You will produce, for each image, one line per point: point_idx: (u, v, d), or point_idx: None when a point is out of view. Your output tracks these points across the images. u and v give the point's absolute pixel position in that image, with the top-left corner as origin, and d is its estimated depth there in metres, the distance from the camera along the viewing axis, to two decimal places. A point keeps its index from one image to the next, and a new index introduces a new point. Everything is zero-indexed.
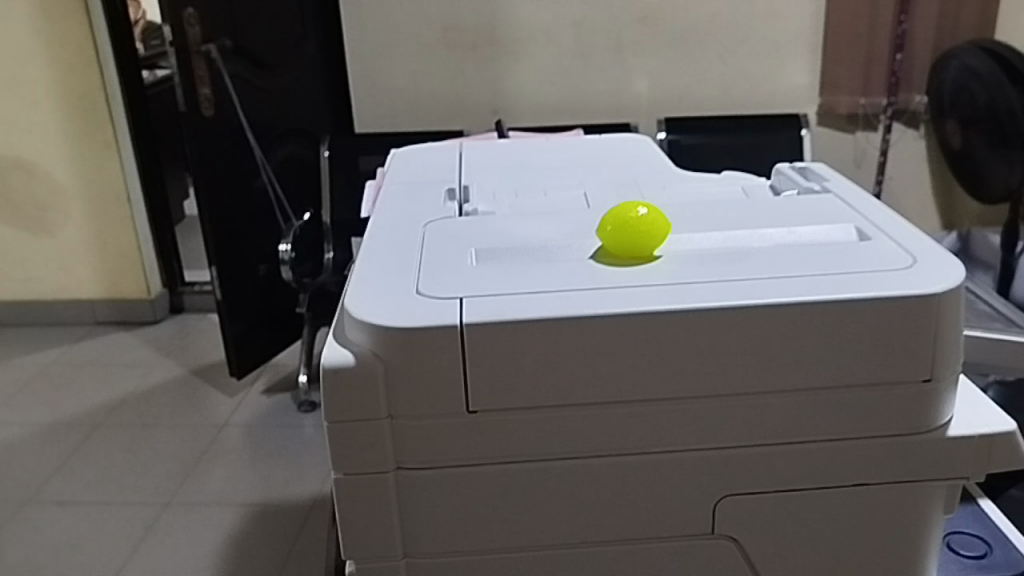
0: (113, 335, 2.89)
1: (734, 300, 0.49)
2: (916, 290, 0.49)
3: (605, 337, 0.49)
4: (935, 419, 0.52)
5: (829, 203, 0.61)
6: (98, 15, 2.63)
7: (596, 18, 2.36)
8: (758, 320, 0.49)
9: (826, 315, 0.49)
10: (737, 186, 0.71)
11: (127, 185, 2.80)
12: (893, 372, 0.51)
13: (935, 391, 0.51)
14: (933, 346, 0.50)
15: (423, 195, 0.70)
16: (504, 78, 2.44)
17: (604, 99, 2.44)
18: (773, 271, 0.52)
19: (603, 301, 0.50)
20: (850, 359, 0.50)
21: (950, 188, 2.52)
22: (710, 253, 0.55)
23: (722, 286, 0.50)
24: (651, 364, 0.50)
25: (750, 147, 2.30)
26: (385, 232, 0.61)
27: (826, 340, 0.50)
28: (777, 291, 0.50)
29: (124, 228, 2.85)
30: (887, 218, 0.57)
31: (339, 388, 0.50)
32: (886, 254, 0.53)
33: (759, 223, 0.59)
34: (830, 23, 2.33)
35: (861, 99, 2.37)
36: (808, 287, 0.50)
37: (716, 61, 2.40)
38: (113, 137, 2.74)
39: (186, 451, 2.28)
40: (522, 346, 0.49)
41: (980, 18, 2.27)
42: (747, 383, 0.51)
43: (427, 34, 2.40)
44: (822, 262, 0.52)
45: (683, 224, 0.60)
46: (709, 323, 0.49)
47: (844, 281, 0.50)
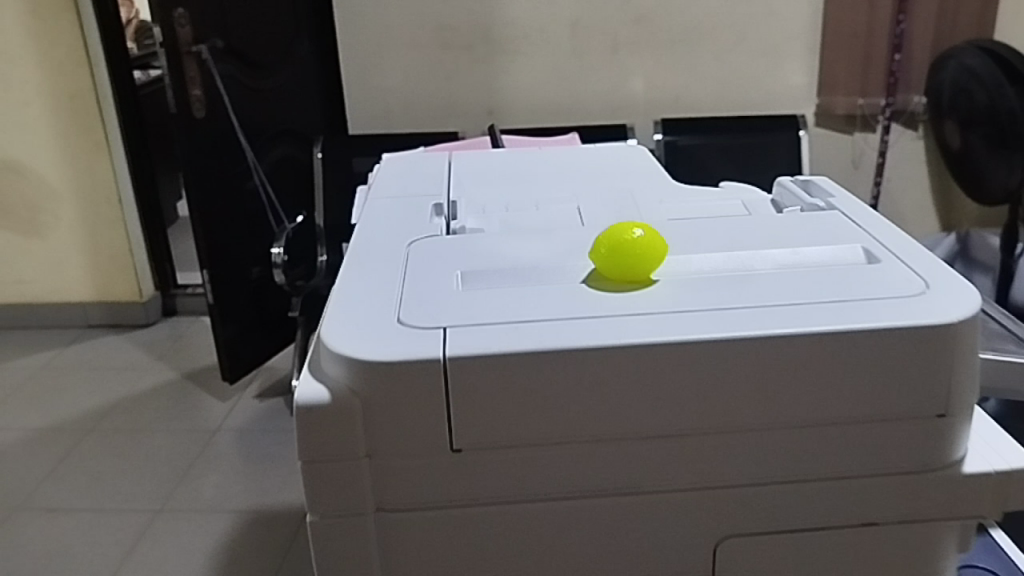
0: (105, 338, 2.86)
1: (744, 330, 0.49)
2: (929, 320, 0.49)
3: (604, 367, 0.50)
4: (951, 455, 0.53)
5: (834, 221, 0.61)
6: (88, 15, 2.59)
7: (591, 18, 2.33)
8: (758, 351, 0.49)
9: (831, 343, 0.49)
10: (738, 200, 0.69)
11: (118, 188, 2.77)
12: (904, 406, 0.51)
13: (950, 424, 0.52)
14: (950, 384, 0.50)
15: (407, 207, 0.69)
16: (498, 79, 2.41)
17: (600, 100, 2.41)
18: (775, 296, 0.52)
19: (615, 332, 0.50)
20: (866, 389, 0.51)
21: (949, 190, 2.50)
22: (710, 276, 0.55)
23: (724, 313, 0.51)
24: (644, 396, 0.50)
25: (747, 148, 2.27)
26: (373, 251, 0.61)
27: (835, 369, 0.50)
28: (787, 320, 0.50)
29: (116, 230, 2.82)
30: (897, 239, 0.58)
31: (312, 422, 0.50)
32: (899, 278, 0.53)
33: (760, 243, 0.59)
34: (827, 23, 2.30)
35: (860, 99, 2.34)
36: (826, 315, 0.50)
37: (712, 61, 2.37)
38: (104, 139, 2.71)
39: (177, 456, 2.25)
40: (523, 378, 0.50)
41: (979, 18, 2.25)
42: (740, 419, 0.51)
43: (421, 34, 2.37)
44: (828, 288, 0.52)
45: (681, 243, 0.60)
46: (707, 353, 0.49)
47: (854, 309, 0.50)
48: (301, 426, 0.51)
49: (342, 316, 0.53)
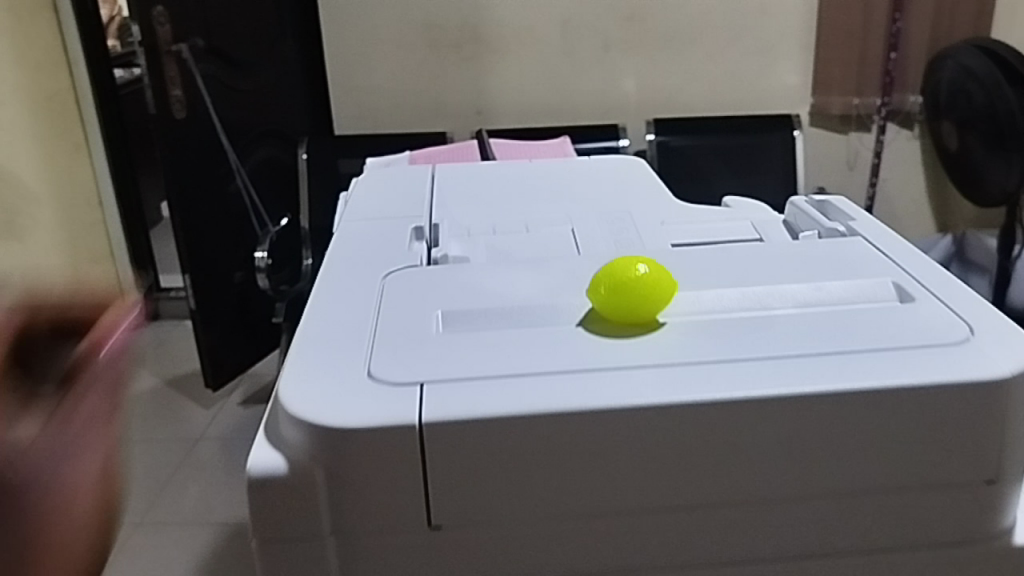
0: None
1: (776, 387, 0.47)
2: (971, 374, 0.47)
3: (611, 427, 0.47)
4: (1001, 526, 0.51)
5: (861, 248, 0.63)
6: (67, 13, 2.53)
7: (581, 16, 2.27)
8: (791, 408, 0.47)
9: (863, 402, 0.47)
10: (746, 220, 0.72)
11: (98, 190, 2.70)
12: (957, 473, 0.49)
13: (999, 490, 0.50)
14: (1003, 451, 0.49)
15: (385, 232, 0.67)
16: (486, 78, 2.34)
17: (590, 99, 2.35)
18: (797, 344, 0.51)
19: (638, 390, 0.47)
20: (912, 451, 0.49)
21: (945, 190, 2.44)
22: (725, 318, 0.54)
23: (749, 365, 0.49)
24: (656, 460, 0.48)
25: (741, 149, 2.21)
26: (341, 289, 0.59)
27: (873, 430, 0.48)
28: (817, 371, 0.48)
29: (98, 233, 2.75)
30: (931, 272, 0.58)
31: (267, 493, 0.47)
32: (938, 321, 0.52)
33: (780, 280, 0.58)
34: (821, 21, 2.25)
35: (855, 98, 2.29)
36: (871, 364, 0.49)
37: (705, 60, 2.31)
38: (86, 140, 2.64)
39: (158, 467, 2.18)
40: (531, 444, 0.47)
41: (975, 16, 2.20)
42: (778, 487, 0.49)
43: (406, 32, 2.31)
44: (861, 334, 0.51)
45: (697, 278, 0.60)
46: (734, 412, 0.47)
47: (895, 359, 0.49)
48: (253, 497, 0.48)
49: (297, 370, 0.50)
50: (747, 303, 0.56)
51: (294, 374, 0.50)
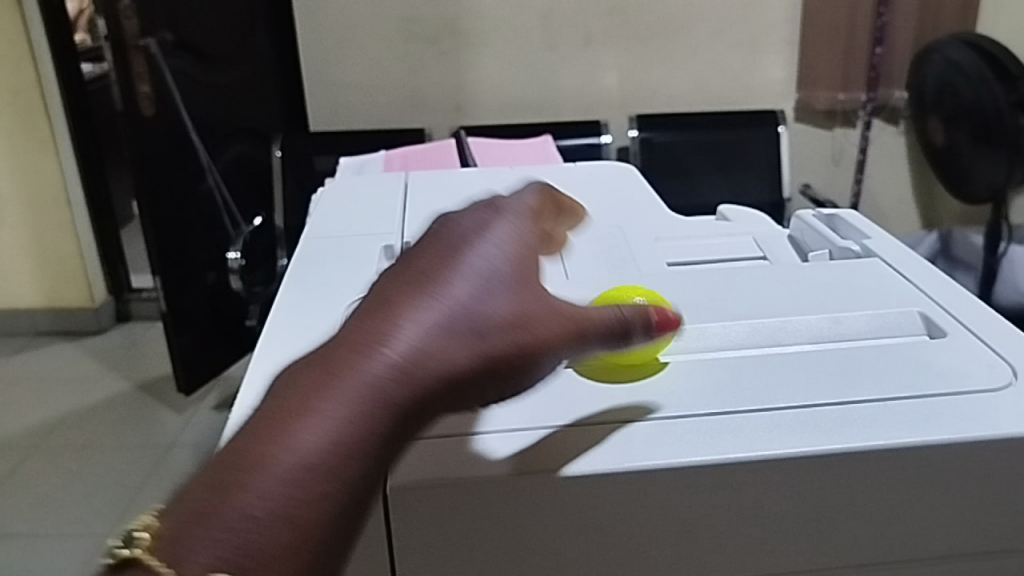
0: (53, 346, 2.66)
1: (807, 445, 0.45)
2: (1016, 431, 0.45)
3: (620, 492, 0.44)
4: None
5: (880, 273, 0.64)
6: (30, 4, 2.42)
7: (562, 9, 2.21)
8: (829, 466, 0.45)
9: (913, 456, 0.45)
10: (748, 235, 0.76)
11: (66, 186, 2.58)
12: (1002, 541, 0.47)
13: None
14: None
15: (357, 251, 0.70)
16: (465, 73, 2.28)
17: (572, 95, 2.29)
18: (813, 389, 0.49)
19: (656, 450, 0.45)
20: (950, 517, 0.46)
21: (931, 186, 2.40)
22: (727, 355, 0.54)
23: (774, 419, 0.47)
24: (676, 524, 0.45)
25: (726, 146, 2.16)
26: (306, 314, 0.60)
27: (917, 484, 0.46)
28: (854, 427, 0.46)
29: (66, 232, 2.63)
30: (961, 307, 0.58)
31: None
32: (978, 363, 0.51)
33: (794, 308, 0.58)
34: (807, 14, 2.20)
35: (840, 94, 2.24)
36: (910, 417, 0.46)
37: (689, 55, 2.25)
38: (52, 136, 2.53)
39: (129, 475, 2.07)
40: (551, 509, 0.45)
41: (961, 11, 2.17)
42: (820, 545, 0.47)
43: (383, 26, 2.24)
44: (904, 376, 0.50)
45: (706, 310, 0.59)
46: (775, 468, 0.45)
47: (938, 403, 0.47)
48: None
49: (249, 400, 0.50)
50: (757, 337, 0.55)
51: (250, 400, 0.50)
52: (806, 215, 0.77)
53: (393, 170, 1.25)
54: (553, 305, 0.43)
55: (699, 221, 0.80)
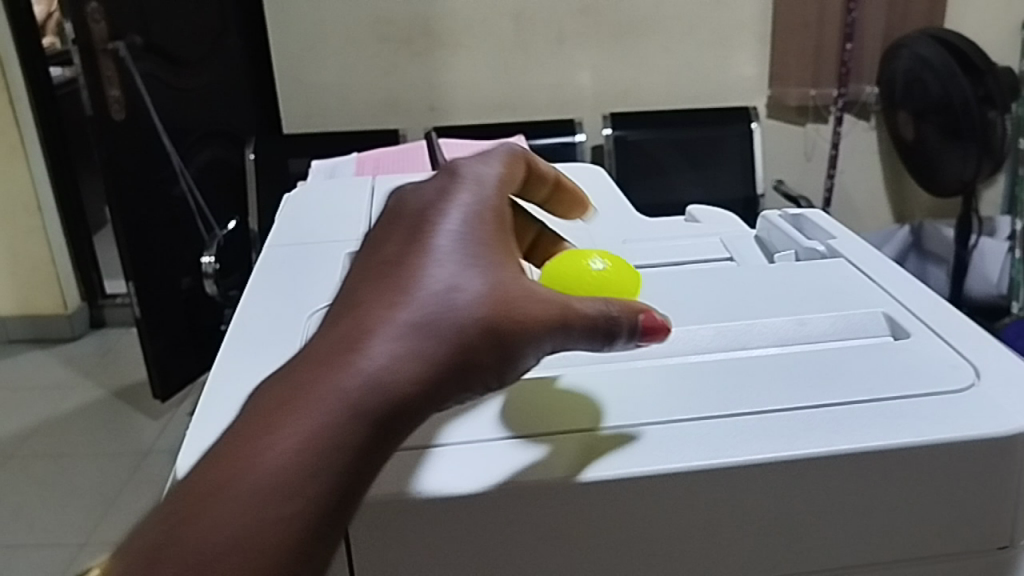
0: (26, 354, 2.63)
1: (774, 450, 0.45)
2: (979, 431, 0.46)
3: (589, 502, 0.45)
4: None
5: (846, 275, 0.65)
6: None
7: (534, 9, 2.21)
8: (791, 474, 0.45)
9: (873, 462, 0.45)
10: (715, 237, 0.76)
11: (37, 192, 2.55)
12: (969, 542, 0.48)
13: (1012, 555, 0.48)
14: (1017, 514, 0.48)
15: (322, 261, 0.69)
16: (438, 74, 2.27)
17: (545, 94, 2.29)
18: (777, 393, 0.49)
19: (621, 460, 0.45)
20: (918, 516, 0.47)
21: (901, 180, 2.42)
22: (695, 357, 0.54)
23: (741, 423, 0.47)
24: (648, 532, 0.46)
25: (700, 143, 2.17)
26: (269, 327, 0.59)
27: (881, 491, 0.46)
28: (814, 433, 0.46)
29: (36, 239, 2.59)
30: (925, 309, 0.58)
31: None
32: (942, 364, 0.52)
33: (759, 311, 0.59)
34: (779, 11, 2.21)
35: (811, 90, 2.26)
36: (875, 422, 0.47)
37: (661, 54, 2.26)
38: (19, 142, 2.48)
39: (105, 482, 2.05)
40: (523, 519, 0.45)
41: (929, 5, 2.19)
42: (785, 554, 0.47)
43: (356, 28, 2.23)
44: (865, 376, 0.51)
45: (672, 317, 0.59)
46: (742, 479, 0.45)
47: (899, 410, 0.48)
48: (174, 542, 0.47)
49: (209, 412, 0.50)
50: (722, 341, 0.56)
51: (211, 412, 0.50)
52: (772, 216, 0.78)
53: (365, 173, 1.25)
54: (534, 287, 0.39)
55: (666, 222, 0.80)
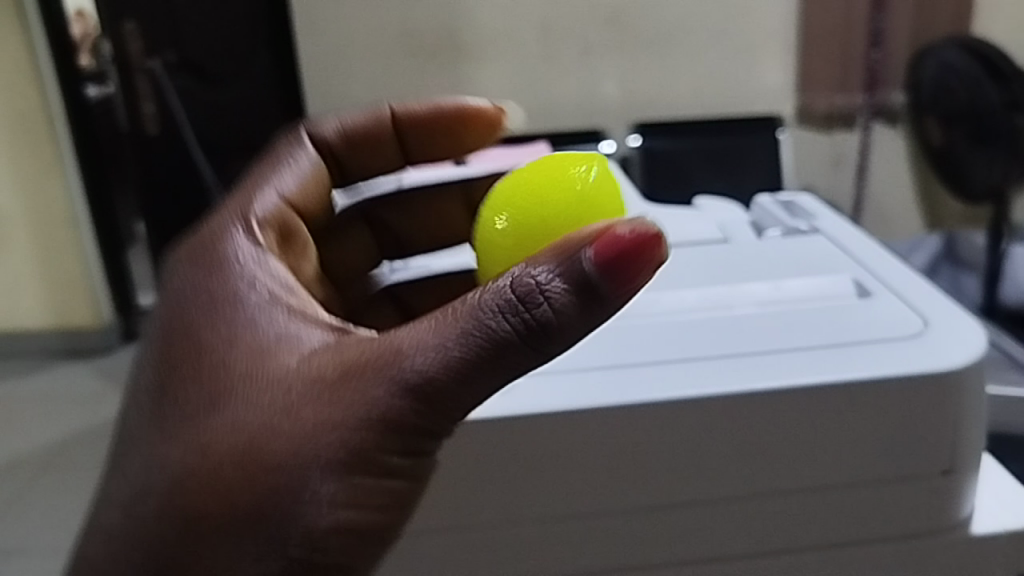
0: (62, 367, 2.67)
1: (745, 385, 0.52)
2: (923, 367, 0.52)
3: (582, 429, 0.52)
4: (958, 518, 0.56)
5: (822, 246, 0.71)
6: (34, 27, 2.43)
7: (560, 20, 2.21)
8: (761, 403, 0.52)
9: (834, 394, 0.52)
10: (714, 222, 0.79)
11: (72, 208, 2.59)
12: (915, 468, 0.54)
13: (956, 481, 0.55)
14: (957, 440, 0.54)
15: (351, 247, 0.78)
16: (465, 84, 2.26)
17: (571, 106, 2.28)
18: (744, 344, 0.56)
19: (615, 394, 0.52)
20: (864, 444, 0.54)
21: (931, 186, 2.40)
22: (685, 316, 0.61)
23: (722, 364, 0.54)
24: (629, 461, 0.53)
25: (726, 153, 2.15)
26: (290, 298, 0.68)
27: (836, 420, 0.53)
28: (783, 372, 0.53)
29: (72, 253, 2.64)
30: (883, 272, 0.65)
31: None
32: (897, 316, 0.58)
33: (740, 279, 0.66)
34: (806, 18, 2.19)
35: (838, 97, 2.25)
36: (833, 361, 0.54)
37: (686, 62, 2.26)
38: (55, 159, 2.54)
39: None
40: (522, 450, 0.53)
41: (956, 12, 2.19)
42: (757, 486, 0.54)
43: (383, 40, 2.20)
44: (829, 327, 0.57)
45: (667, 287, 0.66)
46: (717, 409, 0.52)
47: (855, 351, 0.55)
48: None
49: None
50: (706, 302, 0.63)
51: None
52: (765, 201, 0.82)
53: None
54: (338, 354, 0.48)
55: (673, 213, 0.81)
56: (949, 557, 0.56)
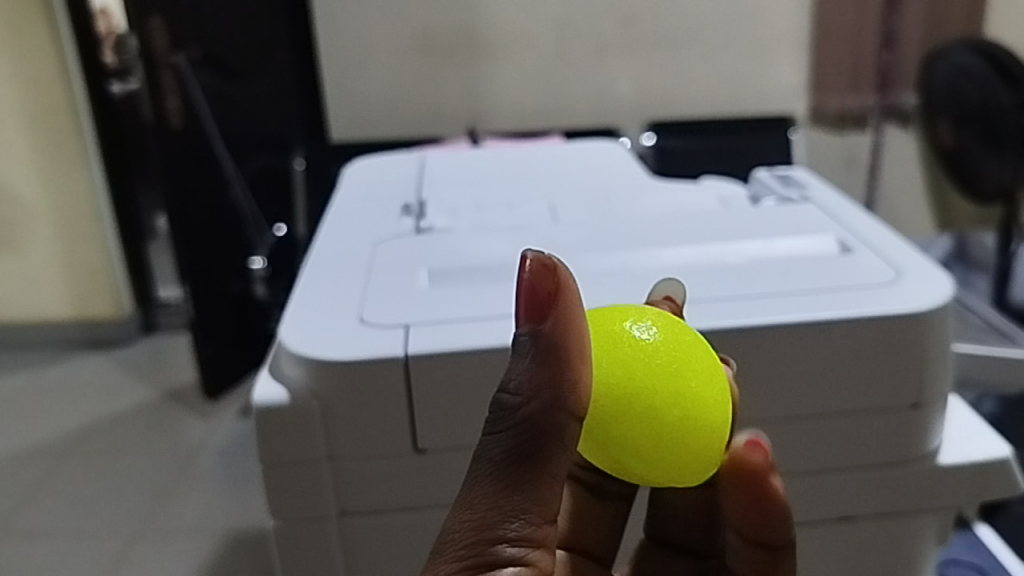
0: (84, 357, 2.71)
1: (747, 320, 0.60)
2: (896, 310, 0.60)
3: None
4: (927, 448, 0.64)
5: (811, 211, 0.78)
6: (62, 25, 2.48)
7: (576, 20, 2.25)
8: (760, 338, 0.60)
9: (817, 328, 0.60)
10: (714, 195, 0.85)
11: (96, 201, 2.64)
12: (886, 400, 0.62)
13: (921, 414, 0.62)
14: (922, 377, 0.62)
15: (383, 212, 0.83)
16: (481, 83, 2.31)
17: (586, 103, 2.32)
18: (742, 290, 0.64)
19: None
20: (845, 377, 0.61)
21: (942, 187, 2.42)
22: (688, 266, 0.68)
23: (724, 304, 0.62)
24: None
25: (735, 151, 2.12)
26: (333, 252, 0.75)
27: (820, 353, 0.61)
28: (778, 311, 0.61)
29: (95, 246, 2.68)
30: (867, 235, 0.72)
31: (267, 421, 0.60)
32: (877, 269, 0.66)
33: (733, 237, 0.73)
34: (818, 20, 2.22)
35: (850, 97, 2.27)
36: (818, 304, 0.61)
37: (699, 62, 2.28)
38: (80, 153, 2.58)
39: (159, 476, 2.10)
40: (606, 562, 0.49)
41: (966, 14, 2.22)
42: (748, 416, 0.61)
43: (403, 39, 2.26)
44: (819, 278, 0.65)
45: (667, 242, 0.73)
46: (720, 343, 0.60)
47: (840, 298, 0.62)
48: (261, 425, 0.60)
49: (293, 313, 0.65)
50: (708, 256, 0.70)
51: (294, 311, 0.65)
52: (762, 176, 0.88)
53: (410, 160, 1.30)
54: None
55: (675, 187, 0.87)
56: (921, 487, 0.64)
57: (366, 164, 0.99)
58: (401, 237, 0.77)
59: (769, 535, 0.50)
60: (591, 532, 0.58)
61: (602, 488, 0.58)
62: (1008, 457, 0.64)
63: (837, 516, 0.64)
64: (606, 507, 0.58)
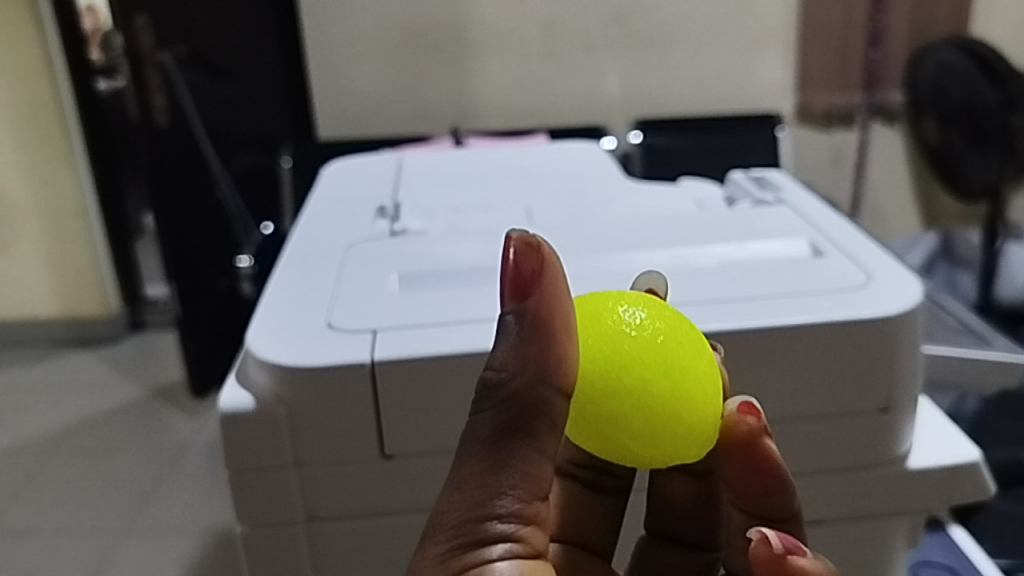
0: (71, 356, 2.70)
1: (715, 324, 0.60)
2: (865, 315, 0.60)
3: None
4: (898, 451, 0.64)
5: (785, 214, 0.78)
6: (48, 23, 2.46)
7: (565, 17, 2.24)
8: (726, 343, 0.60)
9: (784, 335, 0.60)
10: (690, 197, 0.85)
11: (83, 200, 2.62)
12: (855, 404, 0.62)
13: (889, 418, 0.63)
14: (891, 380, 0.62)
15: (358, 215, 0.82)
16: (469, 81, 2.30)
17: (573, 101, 2.32)
18: (711, 293, 0.64)
19: None
20: (814, 380, 0.61)
21: (928, 184, 2.43)
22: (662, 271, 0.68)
23: (694, 307, 0.62)
24: None
25: (722, 149, 2.11)
26: (306, 255, 0.74)
27: (789, 358, 0.61)
28: (748, 315, 0.61)
29: (81, 243, 2.66)
30: (842, 237, 0.72)
31: (235, 426, 0.59)
32: (846, 273, 0.66)
33: (707, 241, 0.73)
34: (805, 18, 2.22)
35: (837, 95, 2.27)
36: (789, 308, 0.61)
37: (687, 60, 2.28)
38: (67, 150, 2.57)
39: (144, 476, 2.09)
40: None
41: (953, 12, 2.22)
42: None
43: (391, 37, 2.25)
44: (791, 281, 0.65)
45: (641, 244, 0.73)
46: None
47: (810, 303, 0.62)
48: (227, 431, 0.60)
49: (264, 317, 0.65)
50: (679, 261, 0.70)
51: (264, 315, 0.65)
52: (739, 178, 0.88)
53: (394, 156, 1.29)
54: None
55: (651, 189, 0.87)
56: (891, 489, 0.64)
57: (342, 164, 0.99)
58: (376, 240, 0.77)
59: (770, 510, 0.50)
60: (590, 522, 0.57)
61: (599, 483, 0.58)
62: (980, 461, 0.65)
63: (808, 520, 0.64)
64: (604, 502, 0.58)
